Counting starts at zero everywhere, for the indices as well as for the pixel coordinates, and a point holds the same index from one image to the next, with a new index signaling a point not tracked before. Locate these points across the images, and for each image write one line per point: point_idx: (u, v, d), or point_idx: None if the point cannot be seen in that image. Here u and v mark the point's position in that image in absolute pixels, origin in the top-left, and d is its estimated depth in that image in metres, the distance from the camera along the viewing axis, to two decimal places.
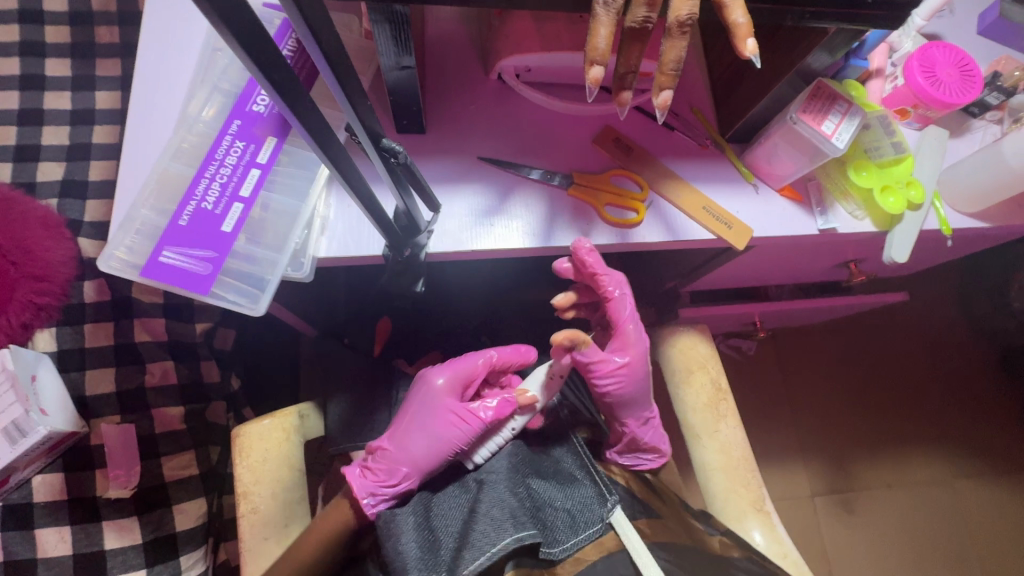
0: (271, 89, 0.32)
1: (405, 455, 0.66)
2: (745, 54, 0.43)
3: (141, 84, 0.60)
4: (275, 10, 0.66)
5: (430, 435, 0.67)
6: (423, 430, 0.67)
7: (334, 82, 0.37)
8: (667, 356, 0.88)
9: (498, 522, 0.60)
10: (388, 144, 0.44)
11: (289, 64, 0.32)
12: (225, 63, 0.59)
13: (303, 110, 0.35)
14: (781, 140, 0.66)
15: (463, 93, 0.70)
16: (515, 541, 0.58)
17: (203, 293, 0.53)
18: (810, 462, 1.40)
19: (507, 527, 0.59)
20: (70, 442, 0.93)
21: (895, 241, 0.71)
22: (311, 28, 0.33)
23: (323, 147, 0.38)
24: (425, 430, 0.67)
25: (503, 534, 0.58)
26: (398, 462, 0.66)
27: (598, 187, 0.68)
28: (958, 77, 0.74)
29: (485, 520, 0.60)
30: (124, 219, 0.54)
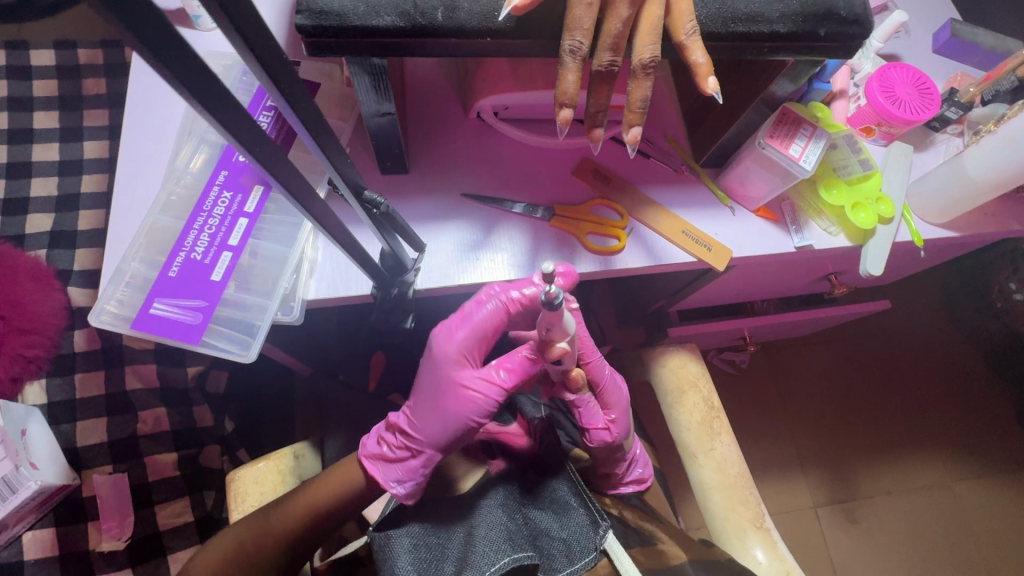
0: (255, 153, 0.34)
1: (427, 437, 0.62)
2: (707, 92, 0.46)
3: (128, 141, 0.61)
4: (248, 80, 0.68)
5: (443, 413, 0.62)
6: (436, 409, 0.62)
7: (311, 141, 0.39)
8: (658, 376, 0.89)
9: (496, 543, 0.61)
10: (369, 196, 0.46)
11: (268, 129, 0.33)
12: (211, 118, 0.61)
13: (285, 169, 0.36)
14: (753, 163, 0.69)
15: (443, 132, 0.73)
16: (513, 560, 0.59)
17: (194, 342, 0.54)
18: (810, 473, 1.40)
19: (505, 547, 0.60)
20: (62, 495, 0.92)
21: (869, 254, 0.74)
22: (290, 92, 0.35)
23: (305, 203, 0.40)
24: (438, 409, 0.62)
25: (501, 554, 0.59)
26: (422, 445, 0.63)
27: (578, 217, 0.70)
28: (917, 96, 0.78)
29: (484, 542, 0.61)
30: (114, 273, 0.55)
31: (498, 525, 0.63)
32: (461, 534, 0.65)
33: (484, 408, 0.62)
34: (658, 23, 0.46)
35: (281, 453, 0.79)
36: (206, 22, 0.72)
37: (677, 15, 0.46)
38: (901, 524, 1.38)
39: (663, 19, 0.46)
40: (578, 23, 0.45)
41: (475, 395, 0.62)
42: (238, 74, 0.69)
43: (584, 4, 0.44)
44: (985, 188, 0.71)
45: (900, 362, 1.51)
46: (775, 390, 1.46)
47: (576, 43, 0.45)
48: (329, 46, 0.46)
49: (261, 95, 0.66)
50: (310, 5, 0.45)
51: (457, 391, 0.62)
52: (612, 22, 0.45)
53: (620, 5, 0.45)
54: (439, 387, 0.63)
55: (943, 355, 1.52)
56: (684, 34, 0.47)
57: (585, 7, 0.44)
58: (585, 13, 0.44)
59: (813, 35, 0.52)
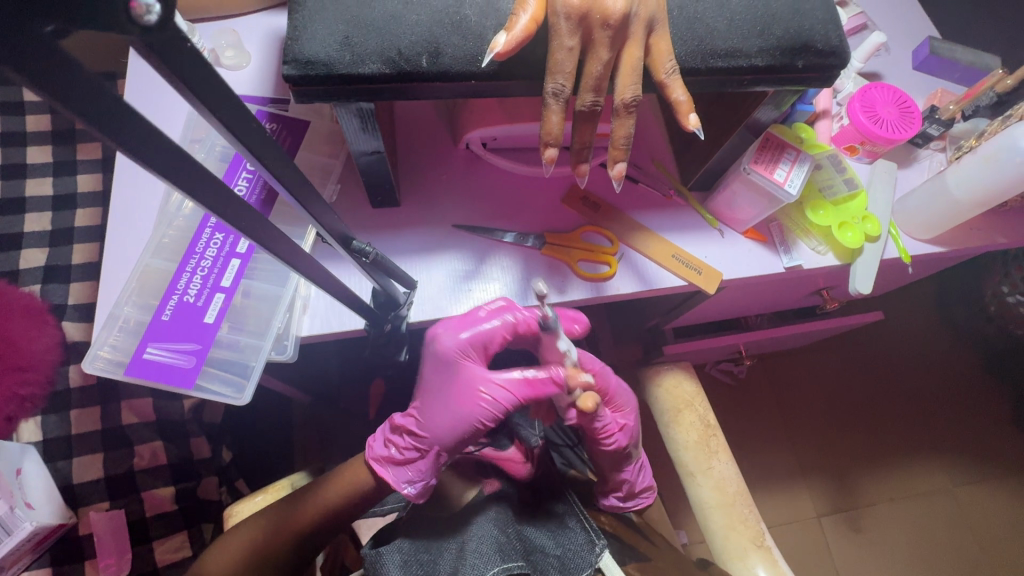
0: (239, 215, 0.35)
1: (432, 435, 0.62)
2: (689, 128, 0.48)
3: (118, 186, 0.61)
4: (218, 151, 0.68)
5: (453, 412, 0.62)
6: (445, 407, 0.62)
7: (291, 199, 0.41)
8: (654, 396, 0.90)
9: (486, 555, 0.62)
10: (359, 246, 0.48)
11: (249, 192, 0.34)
12: None
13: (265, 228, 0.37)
14: (739, 187, 0.70)
15: (434, 164, 0.73)
16: (503, 572, 0.60)
17: (188, 386, 0.54)
18: (813, 483, 1.40)
19: (495, 557, 0.61)
20: (58, 534, 0.91)
21: (858, 272, 0.75)
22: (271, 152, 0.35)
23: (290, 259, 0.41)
24: (447, 407, 0.62)
25: (490, 566, 0.60)
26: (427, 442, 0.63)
27: (569, 245, 0.71)
28: (899, 115, 0.79)
29: (474, 555, 0.62)
30: (107, 318, 0.55)
31: (488, 536, 0.64)
32: (452, 549, 0.65)
33: (492, 414, 0.62)
34: (637, 65, 0.47)
35: (279, 485, 0.79)
36: None
37: (657, 56, 0.47)
38: (906, 531, 1.37)
39: (643, 60, 0.47)
40: (560, 66, 0.45)
41: (486, 401, 0.61)
42: (207, 145, 0.68)
43: (564, 49, 0.45)
44: (967, 205, 0.72)
45: (896, 370, 1.51)
46: (774, 401, 1.46)
47: (558, 86, 0.46)
48: (315, 93, 0.47)
49: (238, 160, 0.66)
50: (295, 55, 0.45)
51: (469, 393, 0.62)
52: (593, 65, 0.46)
53: (600, 48, 0.46)
54: (451, 386, 0.63)
55: (939, 361, 1.52)
56: (663, 74, 0.47)
57: (566, 51, 0.45)
58: (566, 57, 0.45)
59: (792, 67, 0.53)
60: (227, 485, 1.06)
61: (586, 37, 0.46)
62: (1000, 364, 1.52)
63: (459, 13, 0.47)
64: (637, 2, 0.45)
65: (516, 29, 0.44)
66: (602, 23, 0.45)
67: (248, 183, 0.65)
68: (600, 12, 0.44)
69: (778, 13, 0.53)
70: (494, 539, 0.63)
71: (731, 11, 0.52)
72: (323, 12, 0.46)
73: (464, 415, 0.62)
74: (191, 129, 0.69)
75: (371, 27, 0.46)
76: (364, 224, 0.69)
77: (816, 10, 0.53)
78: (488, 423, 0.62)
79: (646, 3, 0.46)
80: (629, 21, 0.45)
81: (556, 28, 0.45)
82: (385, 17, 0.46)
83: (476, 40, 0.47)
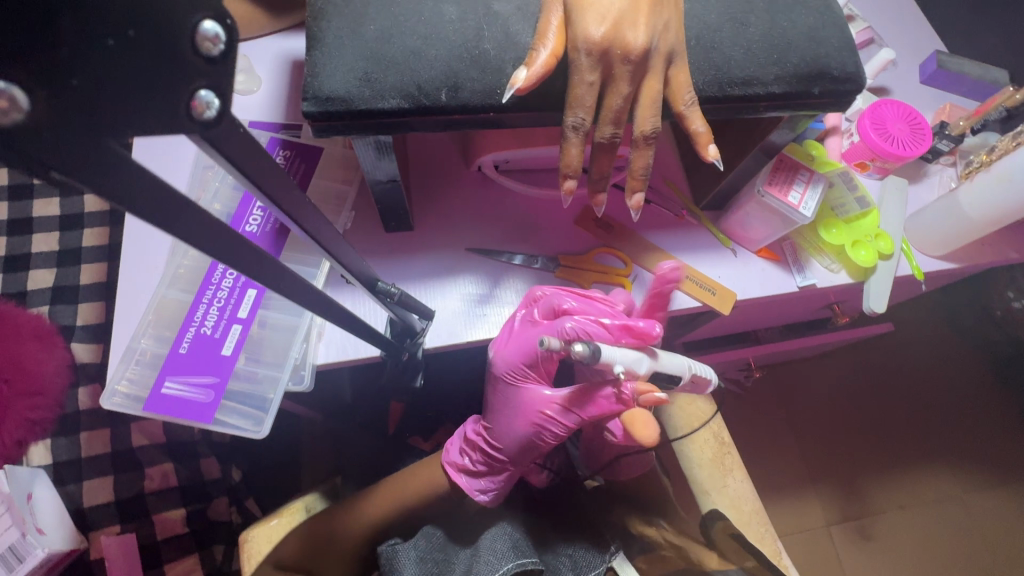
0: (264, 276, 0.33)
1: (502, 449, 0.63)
2: (709, 159, 0.48)
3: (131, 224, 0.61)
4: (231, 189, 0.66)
5: (519, 431, 0.61)
6: (512, 426, 0.61)
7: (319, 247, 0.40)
8: (667, 413, 0.89)
9: (500, 552, 0.61)
10: (383, 287, 0.50)
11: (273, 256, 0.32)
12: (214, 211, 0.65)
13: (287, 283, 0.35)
14: (752, 209, 0.70)
15: (446, 187, 0.73)
16: (517, 566, 0.58)
17: (207, 421, 0.53)
18: (823, 492, 1.39)
19: (509, 554, 0.60)
20: (70, 559, 0.90)
21: (872, 290, 0.74)
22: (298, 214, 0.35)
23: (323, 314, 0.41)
24: (513, 425, 0.61)
25: (504, 561, 0.59)
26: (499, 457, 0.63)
27: (583, 267, 0.71)
28: (909, 132, 0.78)
29: (488, 553, 0.61)
30: (124, 353, 0.55)
31: (503, 535, 0.63)
32: (466, 554, 0.65)
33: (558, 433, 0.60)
34: (657, 96, 0.47)
35: (292, 507, 0.77)
36: None
37: (675, 88, 0.48)
38: (918, 539, 1.36)
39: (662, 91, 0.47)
40: (580, 100, 0.46)
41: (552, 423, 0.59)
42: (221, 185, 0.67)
43: (585, 84, 0.45)
44: (981, 223, 0.72)
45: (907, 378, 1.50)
46: (782, 411, 1.45)
47: (578, 120, 0.46)
48: (334, 128, 0.47)
49: (248, 197, 0.65)
50: (315, 92, 0.45)
51: (534, 414, 0.60)
52: (613, 98, 0.46)
53: (620, 82, 0.46)
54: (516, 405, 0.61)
55: (948, 369, 1.51)
56: (682, 105, 0.48)
57: (586, 85, 0.45)
58: (586, 92, 0.46)
59: (808, 93, 0.53)
60: (238, 503, 1.04)
61: (606, 72, 0.46)
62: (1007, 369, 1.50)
63: (479, 47, 0.47)
64: (657, 36, 0.46)
65: (536, 65, 0.44)
66: (622, 58, 0.45)
67: (260, 216, 0.64)
68: (620, 48, 0.45)
69: (794, 41, 0.53)
70: (509, 539, 0.63)
71: (747, 40, 0.52)
72: (341, 47, 0.46)
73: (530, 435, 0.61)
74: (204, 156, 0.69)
75: (390, 62, 0.46)
76: (377, 249, 0.69)
77: (831, 38, 0.54)
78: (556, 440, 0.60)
79: (666, 37, 0.46)
80: (650, 55, 0.46)
81: (576, 64, 0.45)
82: (405, 52, 0.46)
83: (495, 74, 0.46)
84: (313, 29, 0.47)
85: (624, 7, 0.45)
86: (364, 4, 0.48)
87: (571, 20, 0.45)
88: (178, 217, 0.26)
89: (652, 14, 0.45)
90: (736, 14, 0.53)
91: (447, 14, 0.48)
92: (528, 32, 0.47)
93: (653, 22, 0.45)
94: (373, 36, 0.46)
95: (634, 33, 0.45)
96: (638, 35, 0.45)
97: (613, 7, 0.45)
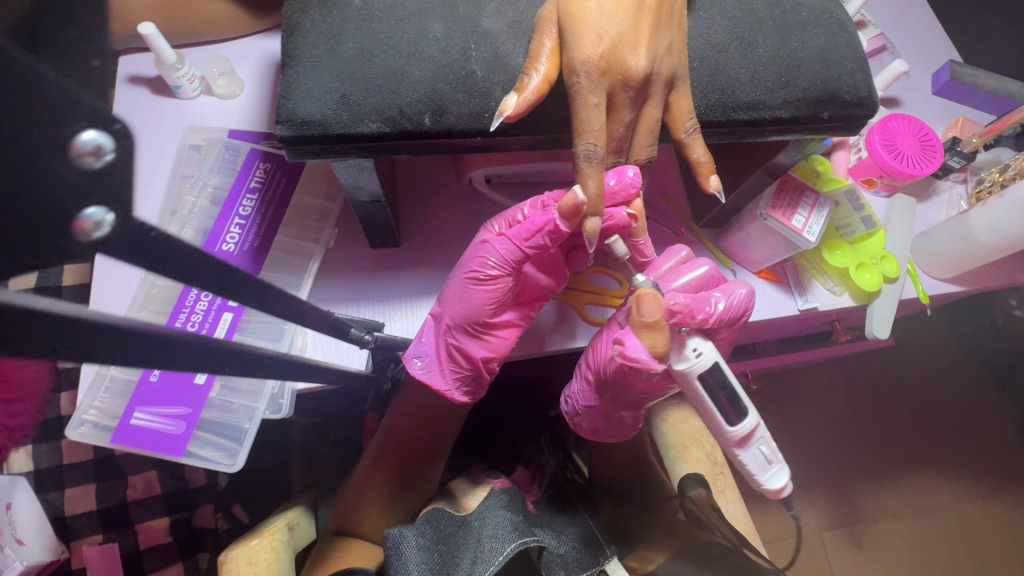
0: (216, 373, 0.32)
1: (444, 305, 0.59)
2: (711, 190, 0.47)
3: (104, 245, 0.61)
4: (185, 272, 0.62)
5: (458, 271, 0.58)
6: (456, 273, 0.58)
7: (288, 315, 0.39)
8: (659, 431, 0.82)
9: (499, 536, 0.60)
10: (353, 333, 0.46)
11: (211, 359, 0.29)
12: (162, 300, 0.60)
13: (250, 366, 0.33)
14: (754, 230, 0.67)
15: (435, 200, 0.70)
16: (519, 545, 0.57)
17: (179, 454, 0.52)
18: (816, 496, 1.28)
19: (510, 536, 0.59)
20: (52, 567, 0.89)
21: (875, 315, 0.72)
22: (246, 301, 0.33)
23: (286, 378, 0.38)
24: (457, 271, 0.58)
25: (506, 543, 0.58)
26: (437, 316, 0.59)
27: (576, 287, 0.68)
28: (919, 148, 0.75)
29: (490, 539, 0.60)
30: (91, 380, 0.52)
31: (501, 521, 0.62)
32: (471, 541, 0.62)
33: (493, 250, 0.55)
34: (655, 124, 0.47)
35: (274, 526, 0.74)
36: (189, 91, 0.68)
37: (677, 114, 0.47)
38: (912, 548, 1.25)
39: (661, 118, 0.47)
40: (587, 125, 0.44)
41: (490, 243, 0.56)
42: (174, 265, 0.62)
43: (590, 106, 0.44)
44: (991, 248, 0.69)
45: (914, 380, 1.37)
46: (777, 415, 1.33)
47: (589, 147, 0.44)
48: (310, 152, 0.44)
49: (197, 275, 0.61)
50: (289, 115, 0.42)
51: (475, 249, 0.57)
52: (615, 126, 0.46)
53: (621, 109, 0.46)
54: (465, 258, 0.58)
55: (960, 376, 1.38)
56: (684, 132, 0.47)
57: (592, 107, 0.44)
58: (593, 114, 0.44)
59: (816, 118, 0.50)
60: (224, 510, 0.99)
61: (608, 98, 0.45)
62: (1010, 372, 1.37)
63: (466, 69, 0.44)
64: (658, 61, 0.45)
65: (527, 92, 0.42)
66: (624, 84, 0.44)
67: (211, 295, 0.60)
68: (621, 73, 0.44)
69: (804, 64, 0.50)
70: (508, 522, 0.62)
71: (755, 62, 0.49)
72: (318, 67, 0.43)
73: (463, 269, 0.57)
74: (182, 165, 0.66)
75: (370, 83, 0.43)
76: (361, 266, 0.66)
77: (844, 60, 0.51)
78: (483, 274, 0.56)
79: (667, 61, 0.45)
80: (651, 80, 0.45)
81: (576, 87, 0.44)
82: (386, 73, 0.43)
83: (483, 98, 0.44)
84: (287, 46, 0.44)
85: (624, 28, 0.44)
86: (343, 18, 0.45)
87: (566, 43, 0.44)
88: (116, 333, 0.23)
89: (653, 36, 0.45)
90: (743, 33, 0.49)
91: (432, 31, 0.45)
92: (520, 53, 0.45)
93: (654, 46, 0.45)
94: (352, 55, 0.43)
95: (635, 58, 0.44)
96: (640, 59, 0.44)
97: (612, 27, 0.44)
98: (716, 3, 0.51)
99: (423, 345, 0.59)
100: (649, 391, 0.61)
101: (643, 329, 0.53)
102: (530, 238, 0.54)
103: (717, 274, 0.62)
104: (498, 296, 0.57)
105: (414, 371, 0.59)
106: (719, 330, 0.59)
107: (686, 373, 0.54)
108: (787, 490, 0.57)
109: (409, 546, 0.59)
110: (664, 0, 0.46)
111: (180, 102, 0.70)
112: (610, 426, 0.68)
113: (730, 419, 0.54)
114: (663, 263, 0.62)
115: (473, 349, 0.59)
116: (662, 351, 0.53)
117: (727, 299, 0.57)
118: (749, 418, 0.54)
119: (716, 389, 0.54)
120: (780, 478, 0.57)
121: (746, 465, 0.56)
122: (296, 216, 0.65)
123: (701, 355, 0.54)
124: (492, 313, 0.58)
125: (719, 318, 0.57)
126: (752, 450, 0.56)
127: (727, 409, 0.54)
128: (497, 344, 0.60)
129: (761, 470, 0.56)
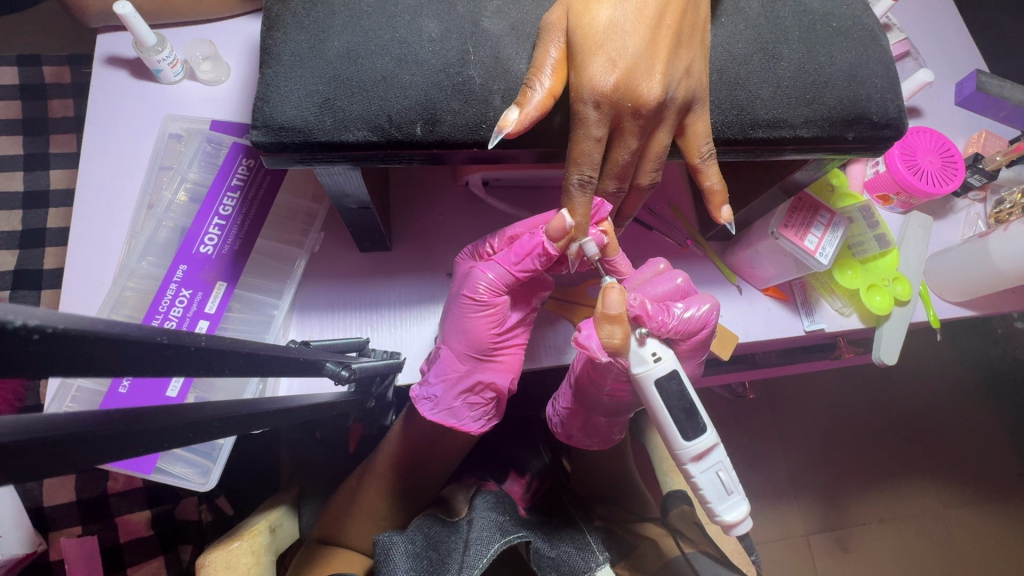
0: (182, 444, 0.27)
1: (445, 337, 0.58)
2: (721, 220, 0.49)
3: (76, 243, 0.59)
4: (158, 271, 0.59)
5: (451, 300, 0.57)
6: (450, 302, 0.58)
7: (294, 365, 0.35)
8: (653, 441, 0.79)
9: (486, 537, 0.57)
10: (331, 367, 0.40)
11: (159, 432, 0.25)
12: (135, 304, 0.57)
13: (205, 430, 0.28)
14: (763, 248, 0.63)
15: (428, 202, 0.66)
16: (504, 544, 0.55)
17: (150, 472, 0.54)
18: (803, 497, 1.09)
19: (495, 536, 0.56)
20: (25, 563, 0.75)
21: (884, 340, 0.69)
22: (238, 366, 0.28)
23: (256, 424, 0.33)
24: (450, 300, 0.58)
25: (492, 543, 0.55)
26: (439, 348, 0.58)
27: (574, 300, 0.64)
28: (940, 164, 0.70)
29: (475, 542, 0.57)
30: (60, 388, 0.54)
31: (486, 522, 0.59)
32: (460, 549, 0.59)
33: (482, 276, 0.54)
34: (663, 150, 0.47)
35: (255, 529, 0.62)
36: (171, 76, 0.64)
37: (691, 137, 0.46)
38: (901, 561, 1.07)
39: (672, 143, 0.47)
40: (586, 157, 0.44)
41: (477, 269, 0.55)
42: (146, 262, 0.59)
43: (591, 139, 0.43)
44: (1013, 278, 0.66)
45: (917, 391, 1.17)
46: (772, 420, 1.12)
47: (585, 178, 0.45)
48: (289, 160, 0.42)
49: (166, 275, 0.57)
50: (267, 121, 0.41)
51: (463, 276, 0.57)
52: (619, 152, 0.46)
53: (628, 136, 0.45)
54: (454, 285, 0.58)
55: (980, 390, 1.18)
56: (698, 158, 0.46)
57: (593, 140, 0.43)
58: (593, 147, 0.44)
59: (841, 139, 0.48)
60: (208, 502, 0.84)
61: (614, 124, 0.44)
62: (1001, 386, 1.18)
63: (463, 75, 0.43)
64: (674, 85, 0.44)
65: (530, 107, 0.41)
66: (633, 111, 0.43)
67: (186, 302, 0.57)
68: (631, 99, 0.43)
69: (831, 80, 0.48)
70: (493, 522, 0.59)
71: (777, 77, 0.47)
72: (302, 69, 0.42)
73: (455, 296, 0.57)
74: (162, 156, 0.62)
75: (355, 89, 0.42)
76: (349, 272, 0.63)
77: (874, 77, 0.49)
78: (478, 301, 0.55)
79: (685, 84, 0.44)
80: (664, 105, 0.44)
81: (582, 116, 0.43)
82: (374, 78, 0.42)
83: (480, 107, 0.43)
84: (267, 42, 0.43)
85: (639, 52, 0.43)
86: (329, 16, 0.44)
87: (576, 63, 0.43)
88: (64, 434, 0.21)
89: (670, 58, 0.44)
90: (769, 44, 0.48)
91: (428, 31, 0.44)
92: (523, 59, 0.44)
93: (671, 69, 0.44)
94: (338, 56, 0.42)
95: (648, 84, 0.43)
96: (653, 85, 0.43)
97: (627, 50, 0.43)
98: (740, 9, 0.49)
99: (432, 385, 0.57)
100: (618, 394, 0.58)
101: (602, 322, 0.47)
102: (519, 263, 0.53)
103: (692, 287, 0.57)
104: (498, 319, 0.56)
105: (428, 413, 0.57)
106: (680, 342, 0.53)
107: (642, 379, 0.47)
108: (744, 528, 0.47)
109: (399, 551, 0.55)
110: (686, 15, 0.45)
111: (162, 86, 0.65)
112: (586, 431, 0.65)
113: (684, 434, 0.46)
114: (639, 273, 0.58)
115: (487, 376, 0.57)
116: (619, 347, 0.46)
117: (689, 309, 0.52)
118: (707, 435, 0.46)
119: (671, 400, 0.46)
120: (736, 509, 0.47)
121: (700, 490, 0.47)
122: (281, 217, 0.63)
123: (660, 360, 0.47)
124: (494, 338, 0.57)
125: (677, 330, 0.52)
126: (708, 473, 0.47)
127: (682, 422, 0.46)
128: (506, 370, 0.58)
129: (716, 499, 0.47)
